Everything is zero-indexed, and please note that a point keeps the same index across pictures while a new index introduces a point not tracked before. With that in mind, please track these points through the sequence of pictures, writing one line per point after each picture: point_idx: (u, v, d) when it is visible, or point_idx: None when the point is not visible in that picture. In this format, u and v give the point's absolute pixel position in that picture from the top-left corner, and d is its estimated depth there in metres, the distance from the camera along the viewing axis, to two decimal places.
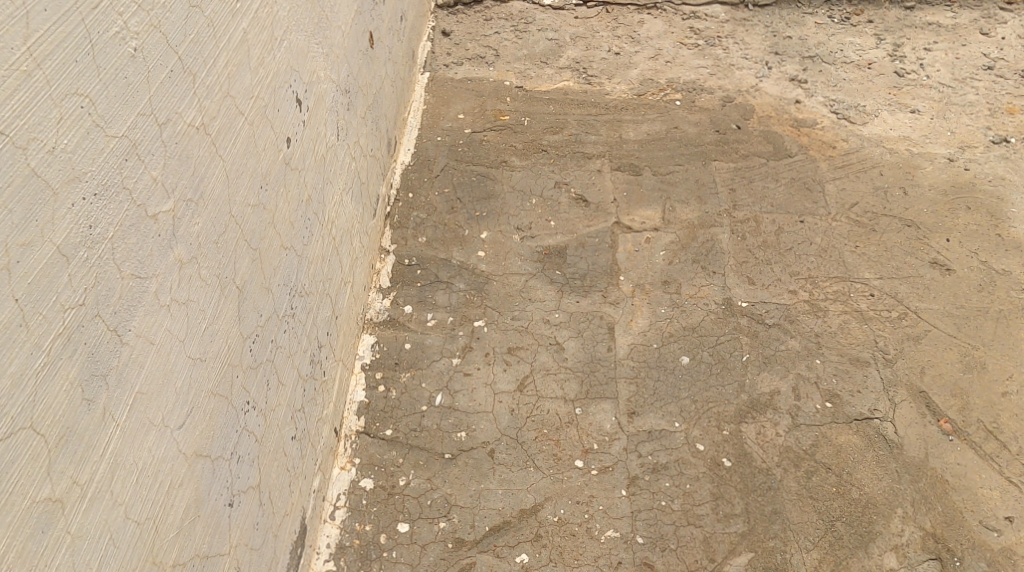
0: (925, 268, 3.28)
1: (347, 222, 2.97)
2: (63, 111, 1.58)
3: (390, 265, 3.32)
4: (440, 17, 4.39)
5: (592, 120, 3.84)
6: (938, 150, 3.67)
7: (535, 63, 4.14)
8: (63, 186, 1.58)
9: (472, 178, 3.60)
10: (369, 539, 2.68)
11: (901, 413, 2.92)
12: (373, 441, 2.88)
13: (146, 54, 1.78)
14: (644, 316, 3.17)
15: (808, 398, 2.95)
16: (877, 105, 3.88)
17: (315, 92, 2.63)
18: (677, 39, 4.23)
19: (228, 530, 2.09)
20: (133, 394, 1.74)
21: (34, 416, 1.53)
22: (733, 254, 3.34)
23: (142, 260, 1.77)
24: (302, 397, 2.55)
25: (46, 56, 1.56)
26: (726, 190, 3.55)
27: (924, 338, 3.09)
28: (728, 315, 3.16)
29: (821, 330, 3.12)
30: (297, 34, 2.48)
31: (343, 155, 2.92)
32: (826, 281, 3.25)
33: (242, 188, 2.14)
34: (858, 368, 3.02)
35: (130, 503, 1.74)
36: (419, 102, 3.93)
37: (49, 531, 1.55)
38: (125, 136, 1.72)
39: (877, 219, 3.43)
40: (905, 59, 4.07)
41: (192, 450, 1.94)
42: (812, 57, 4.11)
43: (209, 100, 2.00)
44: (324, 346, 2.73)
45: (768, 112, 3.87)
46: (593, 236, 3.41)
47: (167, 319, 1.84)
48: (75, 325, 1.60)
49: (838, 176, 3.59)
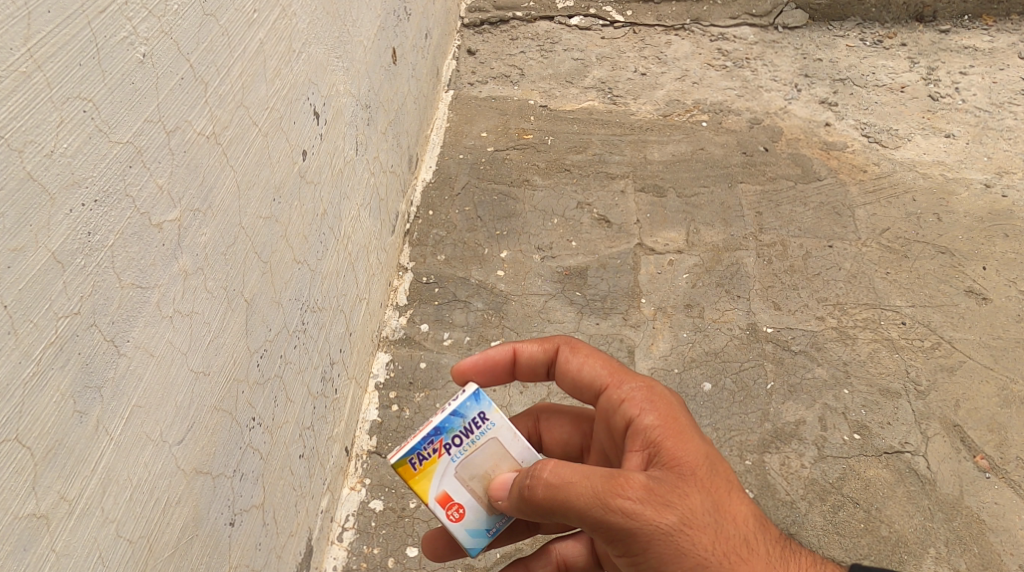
0: (959, 296, 3.17)
1: (364, 238, 2.90)
2: (64, 114, 1.52)
3: (407, 282, 3.24)
4: (466, 35, 4.33)
5: (617, 140, 3.76)
6: (974, 176, 3.57)
7: (560, 82, 4.07)
8: (62, 192, 1.52)
9: (493, 197, 3.53)
10: (377, 562, 2.59)
11: (934, 448, 2.80)
12: (384, 461, 2.79)
13: (156, 60, 1.72)
14: (666, 340, 3.07)
15: (836, 429, 2.84)
16: (910, 129, 3.79)
17: (334, 106, 2.57)
18: (704, 60, 4.16)
19: (228, 550, 2.01)
20: (130, 408, 1.67)
21: (20, 428, 1.46)
22: (759, 279, 3.24)
23: (144, 270, 1.70)
24: (311, 414, 2.47)
25: (47, 58, 1.50)
26: (753, 214, 3.45)
27: (958, 369, 2.98)
28: (753, 341, 3.06)
29: (849, 359, 3.01)
30: (316, 46, 2.43)
31: (361, 170, 2.86)
32: (855, 308, 3.15)
33: (254, 199, 2.07)
34: (889, 400, 2.90)
35: (122, 520, 1.66)
36: (442, 120, 3.87)
37: (31, 548, 1.48)
38: (130, 142, 1.65)
39: (909, 245, 3.33)
40: (939, 83, 3.98)
41: (192, 467, 1.86)
42: (843, 79, 4.03)
43: (222, 109, 1.93)
44: (337, 363, 2.65)
45: (797, 135, 3.78)
46: (615, 257, 3.32)
47: (168, 332, 1.77)
48: (68, 334, 1.54)
49: (868, 201, 3.48)
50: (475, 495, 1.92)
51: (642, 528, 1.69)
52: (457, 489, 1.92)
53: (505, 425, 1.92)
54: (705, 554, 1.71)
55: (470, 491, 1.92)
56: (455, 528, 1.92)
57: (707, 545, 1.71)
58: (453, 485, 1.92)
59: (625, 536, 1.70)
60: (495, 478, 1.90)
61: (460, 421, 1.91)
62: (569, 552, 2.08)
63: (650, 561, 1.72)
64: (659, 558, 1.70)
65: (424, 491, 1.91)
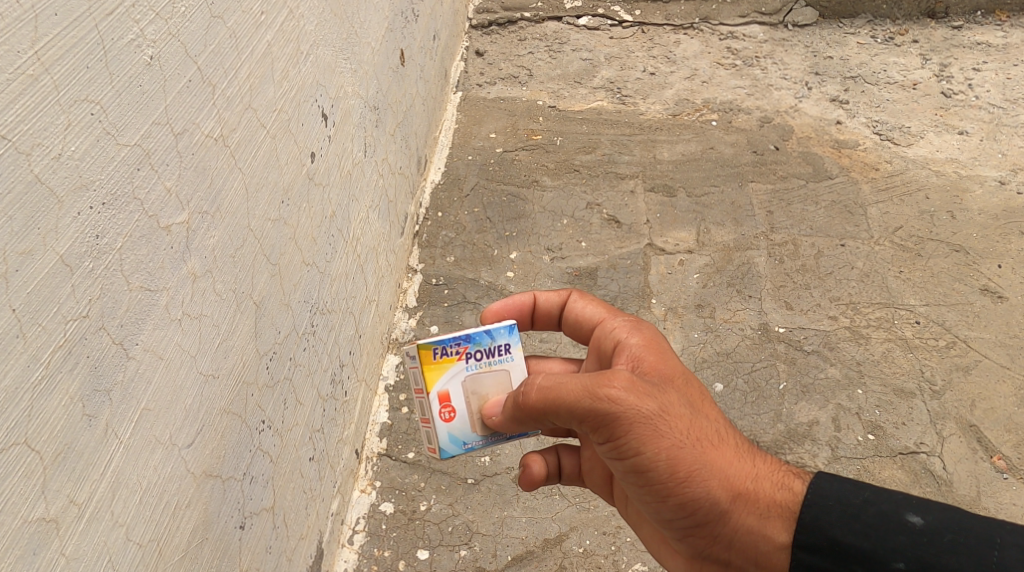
0: (974, 295, 3.15)
1: (373, 240, 2.88)
2: (71, 118, 1.51)
3: (416, 284, 3.23)
4: (474, 36, 4.32)
5: (626, 140, 3.75)
6: (988, 173, 3.55)
7: (568, 82, 4.06)
8: (70, 195, 1.51)
9: (502, 198, 3.51)
10: (388, 565, 2.57)
11: (950, 448, 2.77)
12: (394, 464, 2.78)
13: (163, 63, 1.71)
14: (677, 341, 3.05)
15: (849, 429, 2.81)
16: (922, 126, 3.76)
17: (342, 108, 2.56)
18: (713, 59, 4.13)
19: (238, 553, 2.00)
20: (139, 411, 1.66)
21: (29, 432, 1.44)
22: (770, 278, 3.22)
23: (152, 272, 1.69)
24: (321, 417, 2.45)
25: (54, 60, 1.48)
26: (764, 213, 3.43)
27: (974, 369, 2.95)
28: (765, 341, 3.04)
29: (862, 358, 2.98)
30: (324, 48, 2.42)
31: (370, 172, 2.84)
32: (868, 307, 3.12)
33: (262, 201, 2.06)
34: (903, 400, 2.88)
35: (132, 523, 1.65)
36: (450, 121, 3.86)
37: (41, 553, 1.47)
38: (137, 145, 1.64)
39: (923, 243, 3.30)
40: (952, 79, 3.95)
41: (201, 470, 1.84)
42: (854, 77, 4.00)
43: (229, 111, 1.92)
44: (346, 365, 2.64)
45: (807, 133, 3.75)
46: (625, 257, 3.30)
47: (177, 334, 1.76)
48: (77, 337, 1.52)
49: (881, 199, 3.46)
50: (470, 409, 1.96)
51: (625, 412, 1.70)
52: (458, 394, 1.95)
53: (521, 366, 1.99)
54: (681, 439, 1.73)
55: (468, 403, 1.96)
56: (439, 427, 1.95)
57: (682, 431, 1.73)
58: (457, 390, 1.95)
59: (608, 423, 1.71)
60: (491, 403, 1.95)
61: (486, 344, 1.97)
62: (568, 464, 2.07)
63: (630, 448, 1.72)
64: (639, 443, 1.71)
65: (430, 381, 1.94)
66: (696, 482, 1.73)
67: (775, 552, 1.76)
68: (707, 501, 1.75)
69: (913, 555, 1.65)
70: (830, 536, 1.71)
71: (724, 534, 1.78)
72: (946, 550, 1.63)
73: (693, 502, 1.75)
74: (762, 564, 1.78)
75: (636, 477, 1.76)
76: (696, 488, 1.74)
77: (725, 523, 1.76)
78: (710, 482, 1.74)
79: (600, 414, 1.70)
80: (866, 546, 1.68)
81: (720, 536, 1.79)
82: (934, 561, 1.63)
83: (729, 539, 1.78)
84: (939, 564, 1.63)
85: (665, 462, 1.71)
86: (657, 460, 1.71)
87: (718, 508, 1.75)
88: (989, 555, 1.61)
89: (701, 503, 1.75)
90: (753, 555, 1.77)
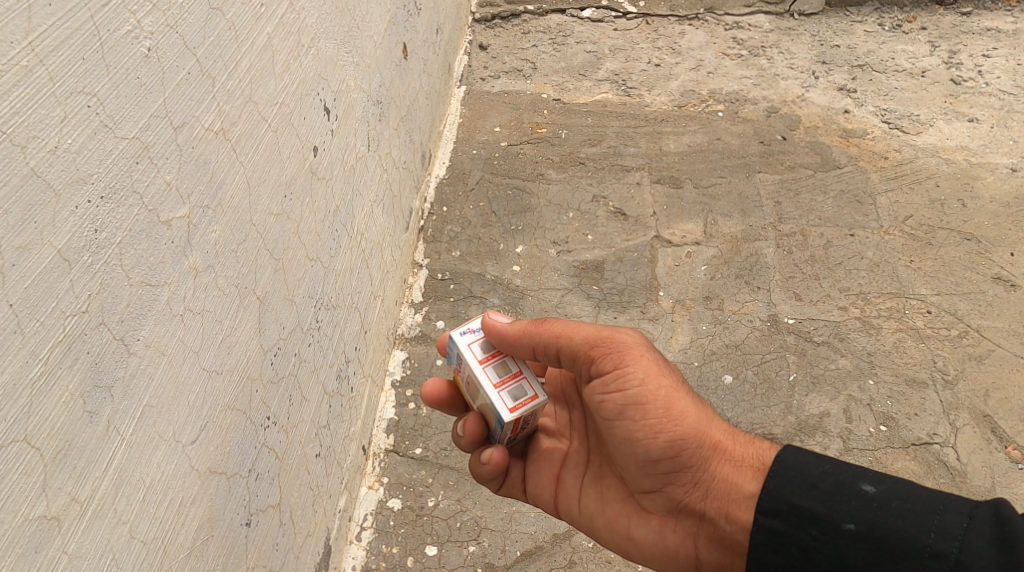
0: (986, 284, 3.11)
1: (378, 235, 2.86)
2: (67, 110, 1.48)
3: (422, 279, 3.20)
4: (477, 30, 4.29)
5: (631, 132, 3.71)
6: (999, 160, 3.51)
7: (573, 75, 4.02)
8: (67, 188, 1.48)
9: (507, 192, 3.48)
10: (396, 562, 2.55)
11: (963, 439, 2.74)
12: (401, 460, 2.75)
13: (161, 55, 1.68)
14: (685, 333, 3.02)
15: (861, 421, 2.78)
16: (932, 114, 3.73)
17: (345, 102, 2.53)
18: (719, 50, 4.09)
19: (245, 551, 1.98)
20: (141, 407, 1.63)
21: (28, 428, 1.42)
22: (778, 269, 3.19)
23: (153, 267, 1.66)
24: (327, 413, 2.43)
25: (49, 52, 1.46)
26: (771, 203, 3.39)
27: (987, 358, 2.92)
28: (774, 332, 3.01)
29: (874, 349, 2.95)
30: (326, 41, 2.39)
31: (373, 167, 2.81)
32: (878, 297, 3.09)
33: (264, 196, 2.04)
34: (915, 391, 2.84)
35: (136, 521, 1.63)
36: (454, 116, 3.83)
37: (42, 551, 1.45)
38: (136, 138, 1.62)
39: (933, 232, 3.27)
40: (961, 66, 3.91)
41: (206, 467, 1.82)
42: (861, 65, 3.96)
43: (230, 104, 1.89)
44: (352, 362, 2.62)
45: (815, 122, 3.72)
46: (632, 250, 3.27)
47: (179, 330, 1.73)
48: (77, 333, 1.50)
49: (890, 187, 3.42)
50: None
51: (633, 347, 1.95)
52: None
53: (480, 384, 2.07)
54: (675, 383, 1.95)
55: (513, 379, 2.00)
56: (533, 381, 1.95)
57: (676, 377, 1.96)
58: None
59: (619, 351, 1.94)
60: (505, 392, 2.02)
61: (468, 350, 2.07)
62: (510, 475, 2.20)
63: (634, 377, 1.92)
64: (643, 373, 1.92)
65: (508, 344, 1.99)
66: (687, 419, 1.91)
67: (745, 501, 1.86)
68: (695, 439, 1.91)
69: (862, 518, 1.72)
70: (788, 501, 1.79)
71: (703, 480, 1.91)
72: (892, 514, 1.70)
73: (681, 441, 1.91)
74: (732, 516, 1.87)
75: (631, 413, 1.92)
76: (687, 426, 1.91)
77: (706, 466, 1.91)
78: (699, 423, 1.92)
79: (615, 342, 1.95)
80: (819, 510, 1.76)
81: (699, 482, 1.92)
82: (880, 524, 1.71)
83: (707, 483, 1.91)
84: (885, 526, 1.70)
85: (663, 394, 1.91)
86: (656, 391, 1.91)
87: (701, 449, 1.91)
88: (932, 519, 1.68)
89: (688, 443, 1.91)
90: (727, 503, 1.88)
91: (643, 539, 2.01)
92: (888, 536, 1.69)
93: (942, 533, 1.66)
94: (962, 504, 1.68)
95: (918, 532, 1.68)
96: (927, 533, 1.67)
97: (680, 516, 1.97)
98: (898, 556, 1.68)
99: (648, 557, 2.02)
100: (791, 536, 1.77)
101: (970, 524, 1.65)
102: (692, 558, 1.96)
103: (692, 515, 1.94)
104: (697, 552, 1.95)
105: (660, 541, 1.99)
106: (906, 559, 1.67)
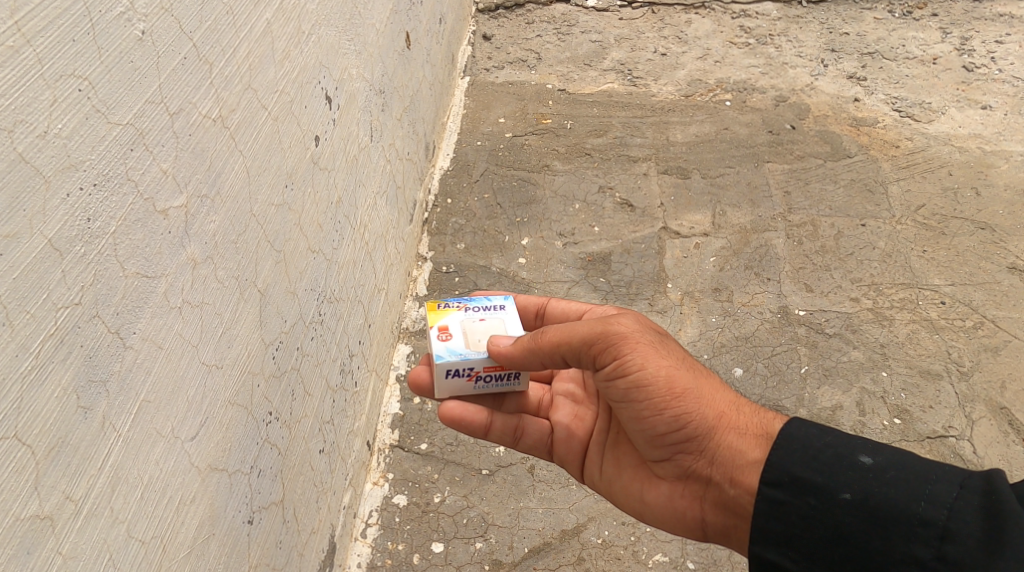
0: (1002, 274, 3.06)
1: (381, 227, 2.81)
2: (57, 93, 1.44)
3: (426, 272, 3.15)
4: (481, 21, 4.23)
5: (638, 122, 3.66)
6: (1013, 148, 3.46)
7: (578, 65, 3.97)
8: (58, 175, 1.44)
9: (513, 183, 3.43)
10: (401, 559, 2.50)
11: (980, 432, 2.68)
12: (407, 456, 2.71)
13: (156, 38, 1.63)
14: (694, 326, 2.96)
15: (874, 413, 2.73)
16: (944, 102, 3.67)
17: (347, 91, 2.48)
18: (726, 38, 4.03)
19: (246, 549, 1.93)
20: (138, 402, 1.59)
21: (18, 424, 1.38)
22: (789, 260, 3.13)
23: (149, 258, 1.62)
24: (331, 408, 2.39)
25: (37, 33, 1.41)
26: (781, 193, 3.34)
27: (1003, 350, 2.86)
28: (785, 324, 2.96)
29: (887, 340, 2.90)
30: (327, 29, 2.34)
31: (376, 157, 2.76)
32: (890, 288, 3.03)
33: (265, 186, 1.99)
34: (929, 383, 2.79)
35: (133, 520, 1.59)
36: (458, 107, 3.78)
37: (35, 552, 1.40)
38: (130, 124, 1.57)
39: (947, 222, 3.21)
40: (973, 53, 3.85)
41: (206, 463, 1.78)
42: (871, 53, 3.90)
43: (228, 91, 1.85)
44: (356, 356, 2.57)
45: (824, 111, 3.66)
46: (639, 242, 3.22)
47: (177, 324, 1.69)
48: (69, 326, 1.46)
49: (902, 176, 3.37)
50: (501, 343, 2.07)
51: (630, 333, 1.87)
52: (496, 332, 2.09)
53: (460, 319, 2.09)
54: (676, 361, 1.88)
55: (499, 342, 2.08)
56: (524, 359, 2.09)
57: (676, 355, 1.89)
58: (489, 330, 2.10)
59: (616, 338, 1.87)
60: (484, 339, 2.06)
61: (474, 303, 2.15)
62: (533, 431, 2.16)
63: (633, 363, 1.85)
64: (643, 357, 1.85)
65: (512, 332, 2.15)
66: (690, 395, 1.85)
67: (750, 467, 1.80)
68: (699, 414, 1.85)
69: (858, 487, 1.68)
70: (789, 472, 1.74)
71: (708, 449, 1.85)
72: (887, 483, 1.66)
73: (685, 416, 1.85)
74: (737, 479, 1.81)
75: (634, 396, 1.86)
76: (690, 401, 1.85)
77: (712, 436, 1.84)
78: (702, 398, 1.86)
79: (611, 331, 1.87)
80: (818, 480, 1.71)
81: (705, 451, 1.86)
82: (875, 492, 1.66)
83: (713, 451, 1.84)
84: (880, 495, 1.66)
85: (664, 374, 1.85)
86: (657, 373, 1.85)
87: (706, 421, 1.84)
88: (924, 488, 1.64)
89: (691, 418, 1.85)
90: (732, 468, 1.82)
91: (654, 501, 1.98)
92: (881, 504, 1.65)
93: (933, 501, 1.62)
94: (955, 474, 1.64)
95: (909, 501, 1.63)
96: (918, 501, 1.63)
97: (688, 481, 1.91)
98: (888, 524, 1.63)
99: (660, 521, 1.99)
100: (792, 506, 1.72)
101: (961, 494, 1.61)
102: (699, 520, 1.92)
103: (699, 480, 1.89)
104: (704, 515, 1.90)
105: (669, 505, 1.95)
106: (896, 527, 1.63)
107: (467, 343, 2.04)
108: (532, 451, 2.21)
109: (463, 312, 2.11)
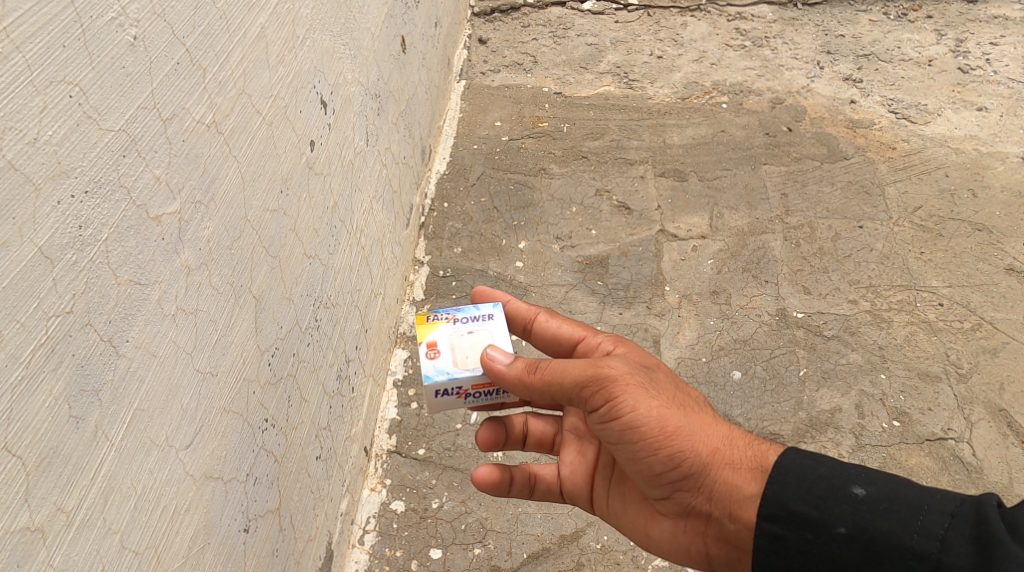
0: (999, 275, 3.05)
1: (378, 231, 2.80)
2: (47, 100, 1.43)
3: (423, 276, 3.14)
4: (476, 24, 4.22)
5: (635, 125, 3.65)
6: (1009, 149, 3.45)
7: (574, 68, 3.96)
8: (48, 181, 1.43)
9: (509, 187, 3.42)
10: (400, 565, 2.49)
11: (979, 434, 2.68)
12: (404, 462, 2.69)
13: (148, 43, 1.62)
14: (692, 329, 2.96)
15: (873, 416, 2.72)
16: (940, 103, 3.67)
17: (342, 95, 2.47)
18: (722, 41, 4.03)
19: (243, 557, 1.92)
20: (131, 411, 1.58)
21: (9, 435, 1.37)
22: (787, 263, 3.13)
23: (142, 265, 1.61)
24: (328, 414, 2.38)
25: (27, 38, 1.40)
26: (778, 196, 3.33)
27: (1001, 351, 2.86)
28: (783, 327, 2.95)
29: (885, 343, 2.89)
30: (321, 33, 2.33)
31: (372, 162, 2.75)
32: (888, 290, 3.03)
33: (260, 192, 1.98)
34: (928, 385, 2.78)
35: (127, 531, 1.57)
36: (454, 111, 3.77)
37: (26, 563, 1.39)
38: (122, 130, 1.56)
39: (944, 223, 3.21)
40: (969, 55, 3.85)
41: (201, 472, 1.77)
42: (867, 55, 3.90)
43: (221, 96, 1.83)
44: (353, 361, 2.56)
45: (821, 113, 3.65)
46: (636, 244, 3.21)
47: (171, 331, 1.67)
48: (60, 335, 1.45)
49: (899, 178, 3.37)
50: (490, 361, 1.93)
51: (620, 375, 1.80)
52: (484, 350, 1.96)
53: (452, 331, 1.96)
54: (666, 399, 1.82)
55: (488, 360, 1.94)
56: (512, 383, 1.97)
57: (665, 394, 1.83)
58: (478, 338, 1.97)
59: (608, 384, 1.79)
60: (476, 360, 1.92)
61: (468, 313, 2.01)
62: (544, 476, 2.12)
63: (626, 405, 1.78)
64: (633, 401, 1.78)
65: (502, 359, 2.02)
66: (683, 435, 1.80)
67: (748, 502, 1.79)
68: (695, 452, 1.80)
69: (853, 519, 1.70)
70: (786, 507, 1.75)
71: (706, 485, 1.82)
72: (881, 516, 1.68)
73: (680, 455, 1.80)
74: (736, 514, 1.80)
75: (629, 439, 1.80)
76: (684, 440, 1.80)
77: (707, 473, 1.81)
78: (694, 437, 1.81)
79: (601, 376, 1.79)
80: (813, 514, 1.72)
81: (703, 488, 1.83)
82: (869, 525, 1.68)
83: (711, 488, 1.82)
84: (873, 528, 1.68)
85: (655, 417, 1.78)
86: (649, 414, 1.78)
87: (702, 458, 1.81)
88: (916, 520, 1.66)
89: (686, 456, 1.80)
90: (730, 503, 1.80)
91: (659, 536, 1.96)
92: (876, 537, 1.67)
93: (925, 533, 1.64)
94: (946, 504, 1.66)
95: (901, 533, 1.66)
96: (911, 534, 1.65)
97: (688, 515, 1.89)
98: (883, 557, 1.66)
99: (665, 553, 1.97)
100: (790, 539, 1.73)
101: (952, 523, 1.63)
102: (703, 553, 1.90)
103: (700, 515, 1.86)
104: (707, 547, 1.88)
105: (673, 540, 1.93)
106: (891, 560, 1.65)
107: (454, 359, 1.91)
108: (545, 496, 2.16)
109: (453, 325, 1.97)
